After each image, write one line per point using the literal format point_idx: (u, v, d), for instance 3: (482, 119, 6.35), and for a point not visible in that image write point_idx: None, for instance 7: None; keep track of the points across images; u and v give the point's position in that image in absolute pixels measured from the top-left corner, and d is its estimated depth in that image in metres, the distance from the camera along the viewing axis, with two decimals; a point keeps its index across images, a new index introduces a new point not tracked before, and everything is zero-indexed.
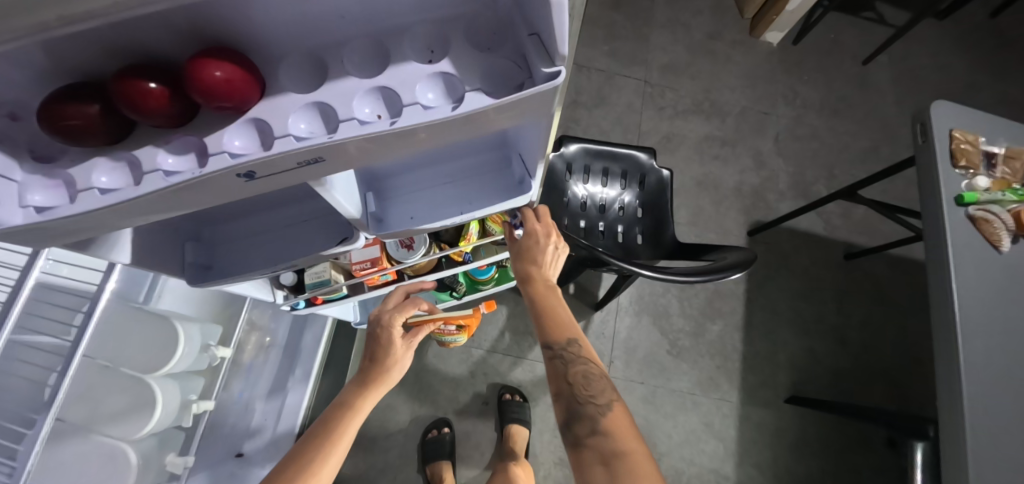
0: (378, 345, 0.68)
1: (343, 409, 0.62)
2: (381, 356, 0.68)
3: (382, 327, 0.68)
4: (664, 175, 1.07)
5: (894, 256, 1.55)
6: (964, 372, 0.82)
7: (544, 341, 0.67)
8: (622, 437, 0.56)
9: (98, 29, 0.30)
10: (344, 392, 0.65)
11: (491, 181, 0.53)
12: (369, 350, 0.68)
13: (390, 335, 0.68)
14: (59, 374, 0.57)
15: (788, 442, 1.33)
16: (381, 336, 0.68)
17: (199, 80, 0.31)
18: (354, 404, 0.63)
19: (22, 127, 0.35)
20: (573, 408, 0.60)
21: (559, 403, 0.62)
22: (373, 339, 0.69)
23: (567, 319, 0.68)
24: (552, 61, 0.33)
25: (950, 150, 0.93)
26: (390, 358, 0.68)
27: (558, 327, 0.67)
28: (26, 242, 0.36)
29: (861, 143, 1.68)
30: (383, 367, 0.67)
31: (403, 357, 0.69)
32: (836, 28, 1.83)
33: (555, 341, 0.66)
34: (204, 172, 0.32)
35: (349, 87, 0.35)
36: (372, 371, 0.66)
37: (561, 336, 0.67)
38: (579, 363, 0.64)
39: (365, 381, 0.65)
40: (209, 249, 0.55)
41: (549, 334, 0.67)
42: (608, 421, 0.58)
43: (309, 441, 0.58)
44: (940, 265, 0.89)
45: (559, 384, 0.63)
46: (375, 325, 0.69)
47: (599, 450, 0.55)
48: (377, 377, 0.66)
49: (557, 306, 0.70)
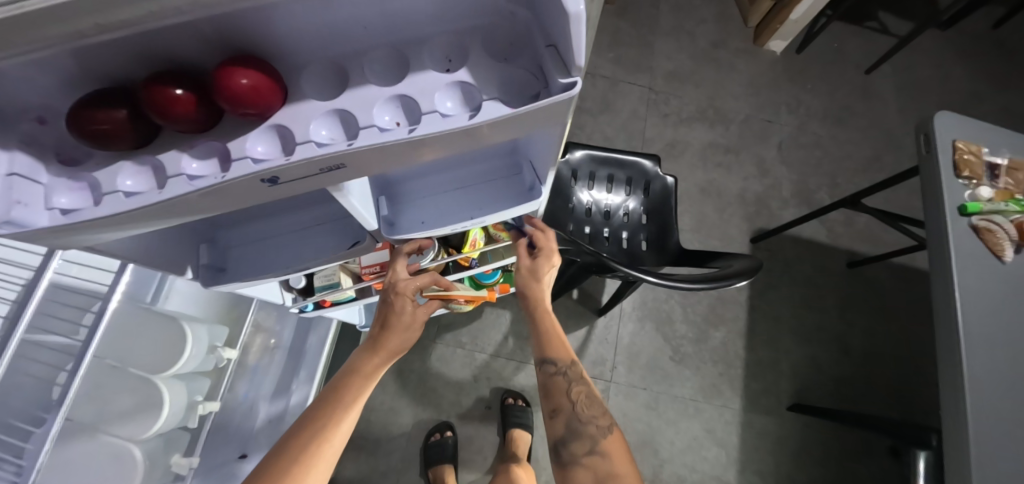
0: (391, 313, 0.66)
1: (355, 375, 0.64)
2: (394, 324, 0.66)
3: (396, 297, 0.65)
4: (669, 183, 1.08)
5: (896, 264, 1.55)
6: (968, 381, 0.82)
7: (547, 359, 0.73)
8: (616, 459, 0.63)
9: (129, 37, 0.30)
10: (354, 356, 0.67)
11: (503, 187, 0.54)
12: (382, 316, 0.67)
13: (404, 306, 0.65)
14: (70, 373, 0.58)
15: (790, 450, 1.33)
16: (393, 305, 0.65)
17: (226, 88, 0.32)
18: (365, 372, 0.64)
19: (49, 131, 0.36)
20: (573, 425, 0.67)
21: (558, 419, 0.69)
22: (386, 305, 0.66)
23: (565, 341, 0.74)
24: (568, 72, 0.34)
25: (952, 160, 0.94)
26: (401, 327, 0.66)
27: (558, 346, 0.73)
28: (50, 244, 0.37)
29: (864, 152, 1.69)
30: (394, 337, 0.66)
31: (414, 327, 0.67)
32: (839, 37, 1.84)
33: (555, 359, 0.72)
34: (228, 177, 0.33)
35: (369, 95, 0.36)
36: (384, 339, 0.66)
37: (563, 355, 0.73)
38: (579, 384, 0.71)
39: (376, 349, 0.65)
40: (222, 251, 0.55)
41: (550, 352, 0.73)
42: (606, 444, 0.65)
43: (322, 407, 0.61)
44: (943, 274, 0.90)
45: (559, 401, 0.70)
46: (388, 289, 0.66)
47: (594, 468, 0.63)
48: (387, 347, 0.66)
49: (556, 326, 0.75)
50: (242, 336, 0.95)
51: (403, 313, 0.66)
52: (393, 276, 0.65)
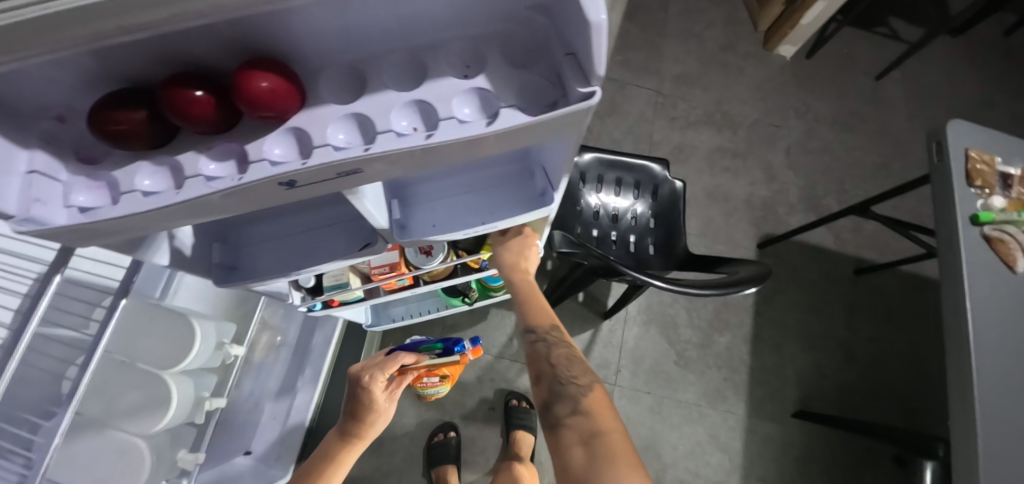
0: (361, 404, 0.76)
1: (328, 461, 0.73)
2: (362, 413, 0.77)
3: (364, 389, 0.75)
4: (677, 187, 1.08)
5: (904, 272, 1.54)
6: (977, 391, 0.81)
7: (528, 327, 0.70)
8: (600, 416, 0.57)
9: (148, 38, 0.30)
10: (327, 444, 0.75)
11: (513, 193, 0.54)
12: (351, 407, 0.77)
13: (371, 394, 0.76)
14: (81, 368, 0.54)
15: (794, 458, 1.32)
16: (362, 396, 0.76)
17: (246, 90, 0.32)
18: (338, 457, 0.73)
19: (68, 129, 0.36)
20: (556, 388, 0.61)
21: (540, 385, 0.63)
22: (354, 396, 0.77)
23: (545, 309, 0.72)
24: (588, 81, 0.34)
25: (964, 169, 0.93)
26: (370, 413, 0.77)
27: (539, 313, 0.71)
28: (68, 241, 0.37)
29: (872, 159, 1.68)
30: (367, 423, 0.77)
31: (381, 410, 0.79)
32: (849, 42, 1.83)
33: (534, 328, 0.69)
34: (248, 180, 0.33)
35: (387, 100, 0.36)
36: (356, 427, 0.76)
37: (545, 322, 0.70)
38: (561, 347, 0.66)
39: (348, 436, 0.75)
40: (234, 251, 0.55)
41: (532, 320, 0.70)
42: (588, 401, 0.59)
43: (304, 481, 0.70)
44: (953, 283, 0.89)
45: (541, 366, 0.64)
46: (355, 382, 0.76)
47: (578, 427, 0.56)
48: (358, 432, 0.76)
49: (534, 297, 0.73)
50: (248, 332, 0.95)
51: (372, 402, 0.77)
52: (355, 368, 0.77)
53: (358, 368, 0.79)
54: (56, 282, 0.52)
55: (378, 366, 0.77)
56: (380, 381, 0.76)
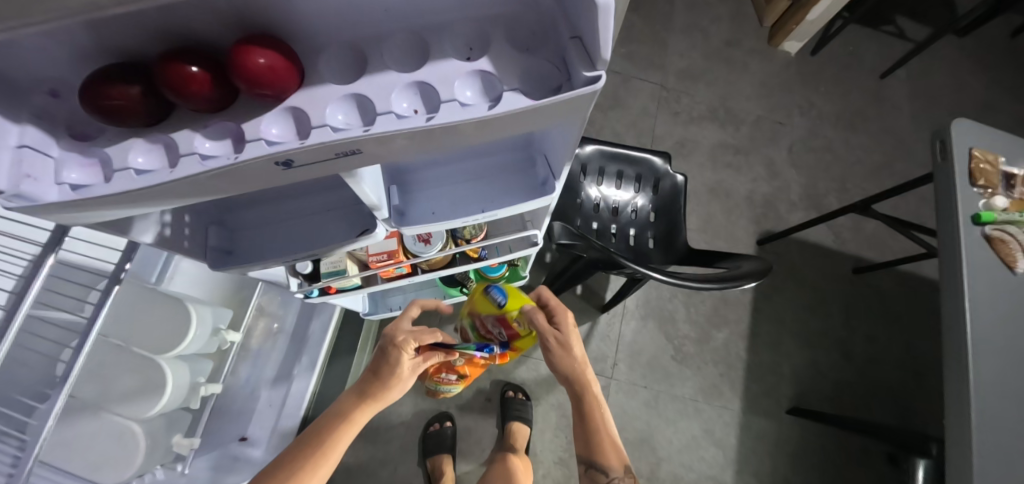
0: (385, 364, 0.75)
1: (339, 420, 0.72)
2: (384, 374, 0.75)
3: (394, 348, 0.75)
4: (678, 181, 1.07)
5: (903, 272, 1.54)
6: (975, 390, 0.81)
7: (598, 465, 0.80)
8: None
9: (143, 10, 0.30)
10: (343, 402, 0.75)
11: (515, 181, 0.53)
12: (376, 365, 0.76)
13: (398, 353, 0.75)
14: (74, 350, 0.51)
15: (788, 453, 1.33)
16: (390, 356, 0.75)
17: (244, 67, 0.32)
18: (349, 416, 0.73)
19: (61, 104, 0.35)
20: None
21: None
22: (383, 356, 0.76)
23: (613, 446, 0.80)
24: (593, 65, 0.33)
25: (968, 169, 0.93)
26: (390, 377, 0.75)
27: (609, 455, 0.80)
28: (62, 219, 0.37)
29: (875, 157, 1.67)
30: (386, 387, 0.75)
31: (400, 380, 0.76)
32: (855, 40, 1.82)
33: (605, 469, 0.79)
34: (245, 159, 0.32)
35: (388, 81, 0.36)
36: (371, 388, 0.75)
37: (614, 464, 0.79)
38: None
39: (363, 396, 0.74)
40: (230, 234, 0.55)
41: (602, 461, 0.80)
42: None
43: (302, 450, 0.69)
44: (953, 283, 0.89)
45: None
46: (387, 341, 0.76)
47: None
48: (372, 396, 0.74)
49: (604, 430, 0.81)
50: (244, 319, 0.95)
51: (396, 364, 0.75)
52: (394, 327, 0.77)
53: (396, 327, 0.79)
54: (49, 265, 0.50)
55: (413, 332, 0.77)
56: (413, 347, 0.75)
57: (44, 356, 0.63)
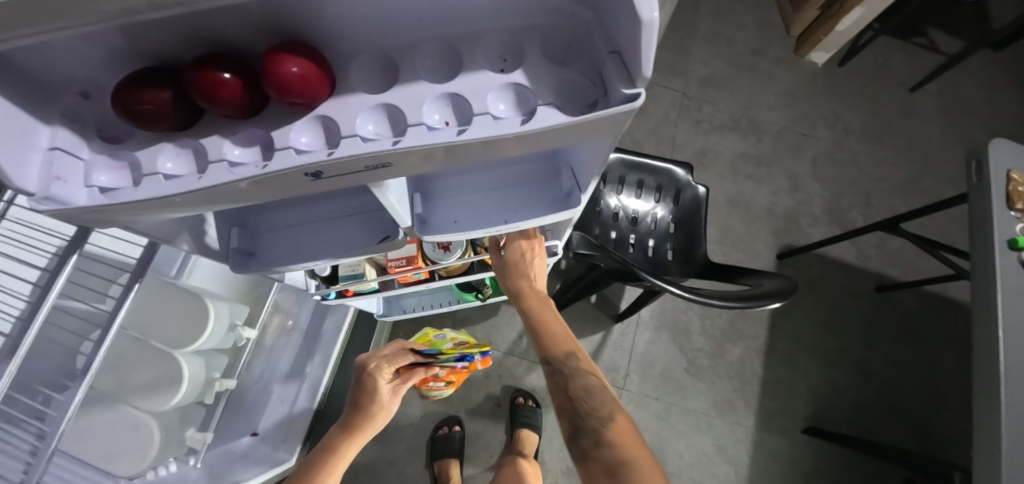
0: (364, 393, 0.78)
1: (330, 453, 0.72)
2: (365, 404, 0.77)
3: (369, 376, 0.78)
4: (700, 192, 1.05)
5: (928, 292, 1.49)
6: (1008, 425, 0.77)
7: (544, 358, 0.69)
8: (625, 445, 0.55)
9: (179, 16, 0.29)
10: (329, 435, 0.75)
11: (539, 191, 0.52)
12: (354, 397, 0.78)
13: (373, 380, 0.78)
14: (95, 342, 0.51)
15: (802, 474, 1.30)
16: (367, 385, 0.78)
17: (275, 74, 0.31)
18: (338, 451, 0.73)
19: (92, 106, 0.36)
20: (578, 422, 0.60)
21: (562, 418, 0.62)
22: (360, 386, 0.79)
23: (564, 335, 0.71)
24: (633, 82, 0.32)
25: (1005, 191, 0.89)
26: (370, 404, 0.77)
27: (558, 344, 0.70)
28: (89, 221, 0.37)
29: (902, 172, 1.63)
30: (369, 415, 0.77)
31: (382, 405, 0.78)
32: (885, 51, 1.77)
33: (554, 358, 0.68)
34: (273, 169, 0.32)
35: (420, 92, 0.35)
36: (356, 420, 0.76)
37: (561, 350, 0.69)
38: (579, 376, 0.65)
39: (349, 427, 0.75)
40: (251, 237, 0.54)
41: (548, 351, 0.69)
42: (610, 432, 0.57)
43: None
44: (986, 310, 0.86)
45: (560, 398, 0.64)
46: (362, 371, 0.80)
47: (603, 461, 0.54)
48: (359, 425, 0.76)
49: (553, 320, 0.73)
50: (261, 315, 0.95)
51: (376, 389, 0.78)
52: (365, 356, 0.82)
53: (367, 358, 0.82)
54: (73, 261, 0.50)
55: (384, 357, 0.81)
56: (388, 370, 0.79)
57: (64, 347, 0.64)
